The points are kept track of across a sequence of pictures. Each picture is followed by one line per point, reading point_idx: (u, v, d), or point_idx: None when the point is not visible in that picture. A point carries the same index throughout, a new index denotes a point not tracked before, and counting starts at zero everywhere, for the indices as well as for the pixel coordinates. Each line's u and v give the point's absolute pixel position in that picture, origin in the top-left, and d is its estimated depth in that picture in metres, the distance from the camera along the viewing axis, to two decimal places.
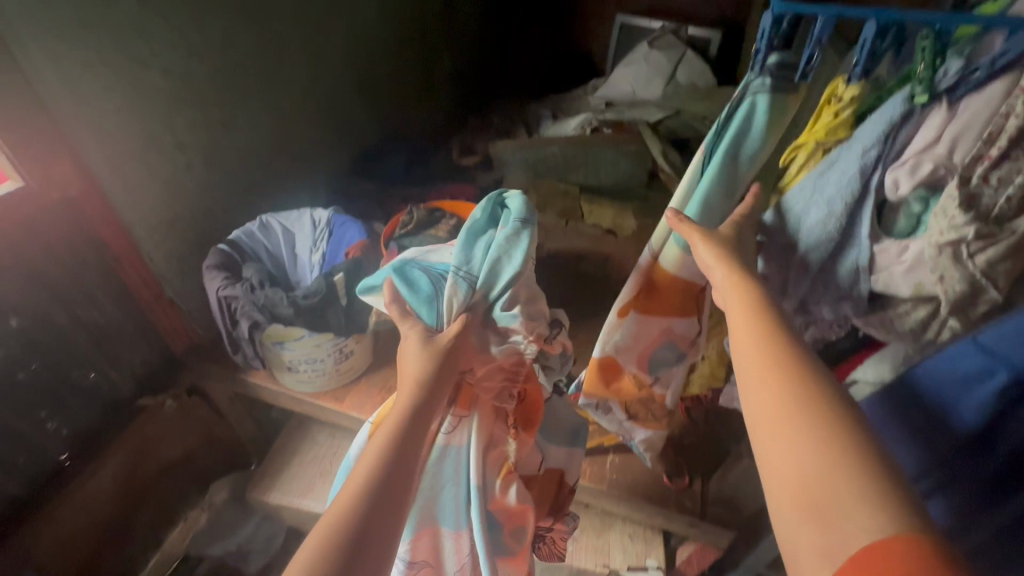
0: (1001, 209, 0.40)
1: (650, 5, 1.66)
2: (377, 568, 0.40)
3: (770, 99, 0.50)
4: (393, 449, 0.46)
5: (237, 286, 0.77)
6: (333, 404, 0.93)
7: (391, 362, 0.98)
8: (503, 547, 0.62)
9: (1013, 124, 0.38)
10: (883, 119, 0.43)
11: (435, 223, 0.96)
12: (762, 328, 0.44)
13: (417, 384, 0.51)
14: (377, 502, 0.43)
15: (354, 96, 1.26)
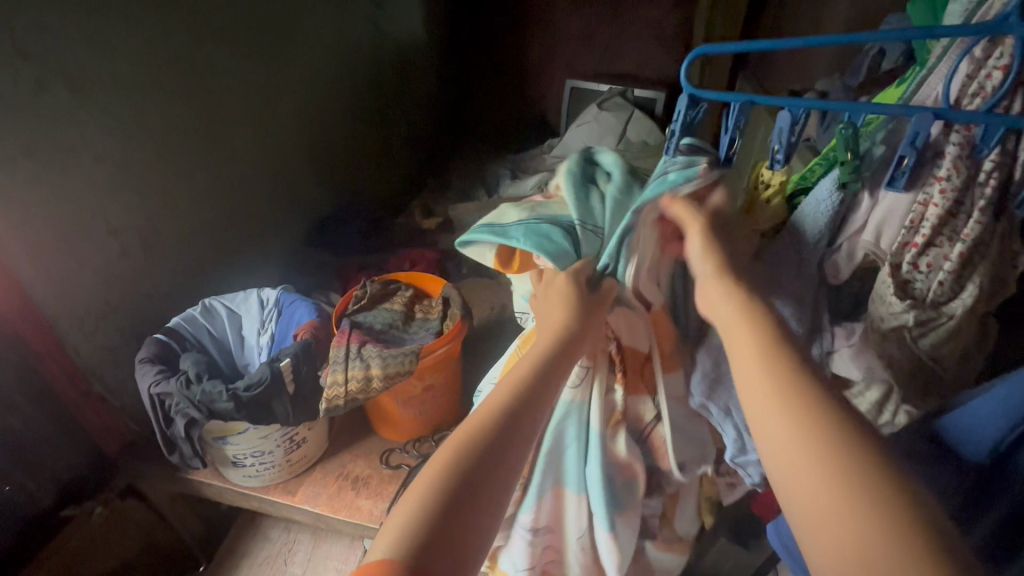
0: (935, 294, 0.41)
1: (596, 71, 1.76)
2: (501, 488, 0.40)
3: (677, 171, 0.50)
4: (527, 386, 0.45)
5: (172, 381, 0.72)
6: (284, 498, 0.85)
7: (348, 444, 0.93)
8: (619, 498, 0.57)
9: (932, 213, 0.39)
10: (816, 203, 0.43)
11: (390, 295, 0.94)
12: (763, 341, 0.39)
13: (563, 328, 0.48)
14: (503, 430, 0.42)
15: (307, 167, 1.26)
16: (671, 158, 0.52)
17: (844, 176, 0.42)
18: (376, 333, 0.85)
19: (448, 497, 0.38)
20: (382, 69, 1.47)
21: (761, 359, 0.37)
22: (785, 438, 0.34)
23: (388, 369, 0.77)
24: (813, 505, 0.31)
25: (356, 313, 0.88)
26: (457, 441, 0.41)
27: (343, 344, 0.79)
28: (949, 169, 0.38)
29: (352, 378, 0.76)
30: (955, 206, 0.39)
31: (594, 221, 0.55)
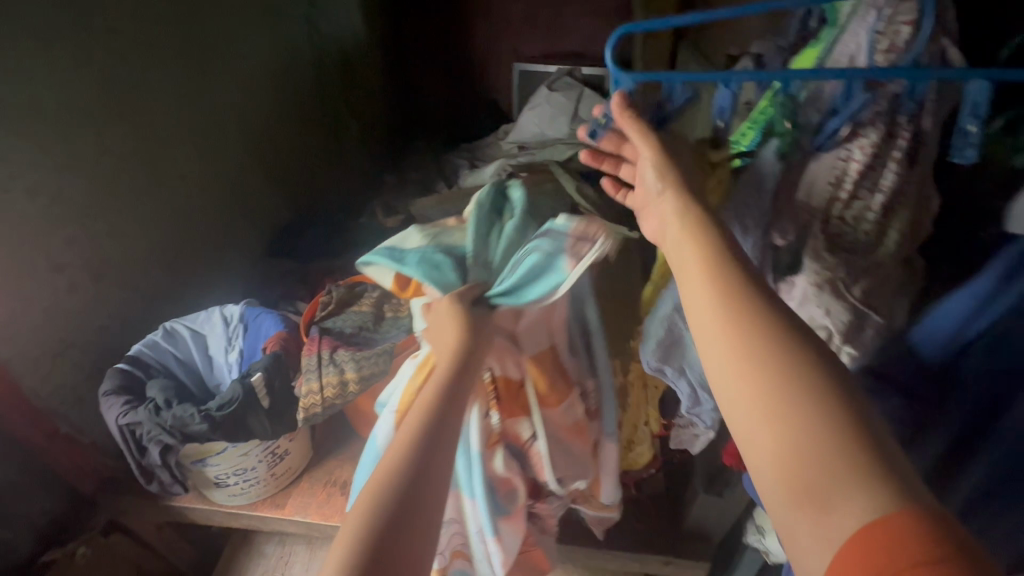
0: (862, 243, 0.44)
1: (542, 52, 1.76)
2: (439, 492, 0.43)
3: (540, 258, 0.56)
4: (440, 398, 0.48)
5: (140, 411, 0.70)
6: (274, 512, 0.85)
7: (334, 449, 0.92)
8: (500, 506, 0.63)
9: (854, 168, 0.42)
10: (757, 170, 0.46)
11: (358, 297, 0.92)
12: (706, 276, 0.40)
13: (455, 349, 0.52)
14: (428, 441, 0.45)
15: (259, 177, 1.23)
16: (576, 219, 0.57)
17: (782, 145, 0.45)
18: (347, 337, 0.85)
19: (371, 541, 0.38)
20: (325, 70, 1.43)
21: (717, 311, 0.38)
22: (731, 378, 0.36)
23: (363, 371, 0.77)
24: (761, 443, 0.33)
25: (324, 319, 0.87)
26: (374, 484, 0.42)
27: (314, 352, 0.78)
28: (869, 126, 0.42)
29: (327, 385, 0.76)
30: (883, 154, 0.42)
31: (485, 257, 0.61)
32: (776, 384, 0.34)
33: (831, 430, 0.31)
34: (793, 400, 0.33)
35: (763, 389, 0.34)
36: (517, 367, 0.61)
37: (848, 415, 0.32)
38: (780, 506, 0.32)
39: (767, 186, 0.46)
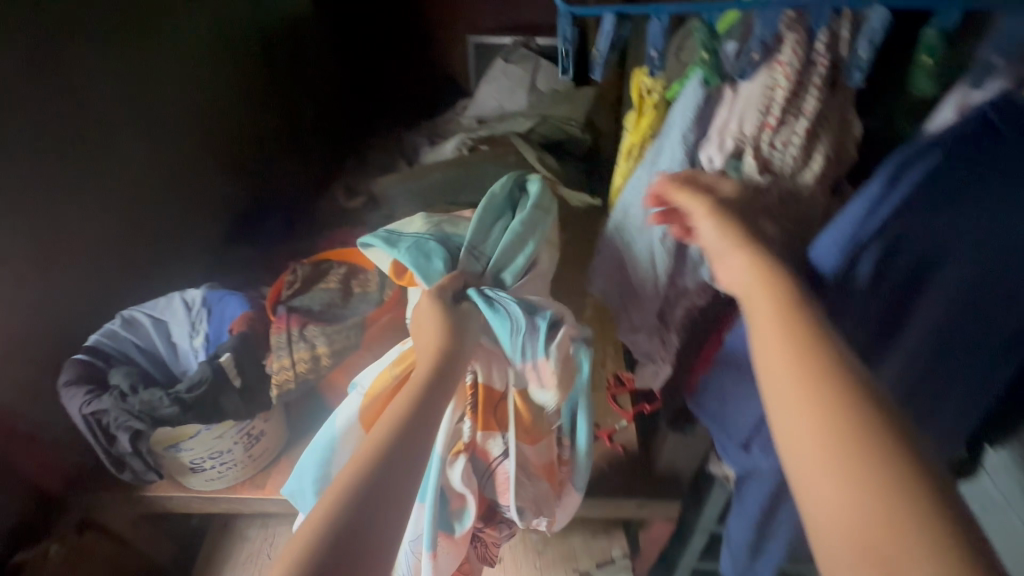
0: (792, 164, 0.47)
1: (497, 24, 1.73)
2: (397, 502, 0.45)
3: (501, 323, 0.59)
4: (411, 411, 0.51)
5: (105, 398, 0.69)
6: (254, 493, 0.85)
7: (311, 428, 0.92)
8: (445, 519, 0.65)
9: (781, 95, 0.46)
10: (689, 105, 0.52)
11: (324, 274, 0.92)
12: (785, 322, 0.40)
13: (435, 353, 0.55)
14: (392, 448, 0.48)
15: (212, 163, 1.18)
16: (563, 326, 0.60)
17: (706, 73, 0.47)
18: (316, 314, 0.84)
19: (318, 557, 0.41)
20: (273, 47, 1.37)
21: (802, 360, 0.38)
22: (797, 426, 0.36)
23: (335, 345, 0.77)
24: (819, 486, 0.34)
25: (291, 298, 0.86)
26: (329, 500, 0.44)
27: (282, 330, 0.77)
28: (790, 54, 0.45)
29: (299, 360, 0.76)
30: (802, 77, 0.45)
31: (482, 247, 0.67)
32: (844, 422, 0.35)
33: (896, 477, 0.32)
34: (861, 453, 0.33)
35: (830, 426, 0.35)
36: (501, 376, 0.62)
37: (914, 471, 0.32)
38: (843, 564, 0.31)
39: (688, 115, 0.52)
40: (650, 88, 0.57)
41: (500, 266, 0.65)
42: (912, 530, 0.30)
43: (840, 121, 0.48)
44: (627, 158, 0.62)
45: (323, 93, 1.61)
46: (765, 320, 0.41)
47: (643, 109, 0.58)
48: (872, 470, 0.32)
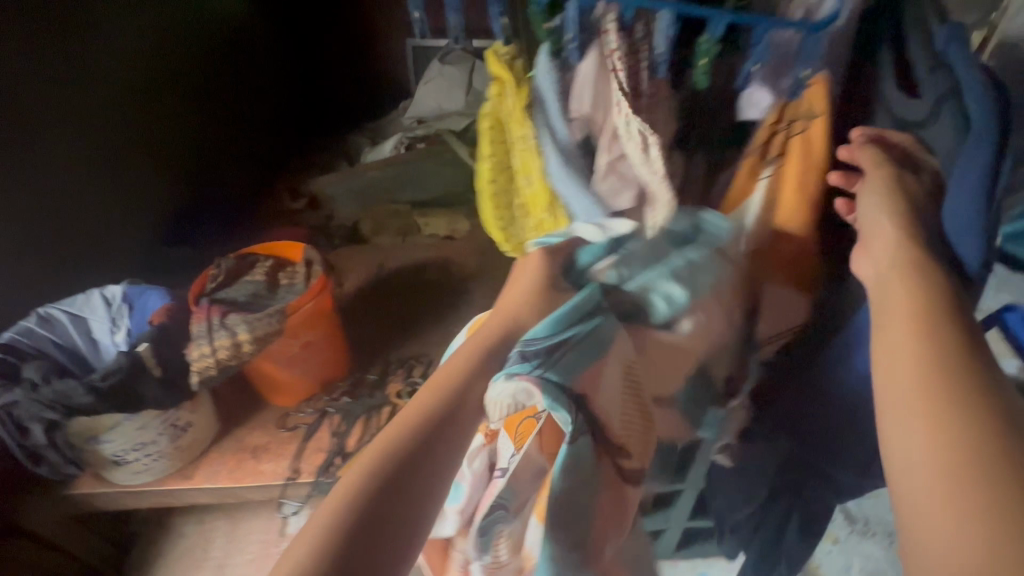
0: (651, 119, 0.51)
1: (435, 24, 1.77)
2: (418, 495, 0.45)
3: (561, 329, 0.52)
4: (448, 404, 0.50)
5: (16, 391, 0.71)
6: (183, 483, 0.86)
7: (242, 418, 0.94)
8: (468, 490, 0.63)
9: (619, 71, 0.50)
10: (550, 80, 0.53)
11: (249, 267, 0.93)
12: (929, 349, 0.42)
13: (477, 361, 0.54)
14: (425, 439, 0.48)
15: (154, 168, 1.15)
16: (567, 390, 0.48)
17: (552, 47, 0.53)
18: (240, 304, 0.86)
19: (358, 523, 0.41)
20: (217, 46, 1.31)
21: (939, 384, 0.40)
22: (918, 441, 0.39)
23: (256, 332, 0.80)
24: (926, 484, 0.37)
25: (215, 291, 0.88)
26: (357, 477, 0.44)
27: (203, 319, 0.79)
28: (616, 40, 0.50)
29: (220, 348, 0.78)
30: (632, 53, 0.50)
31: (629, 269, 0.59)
32: (961, 433, 0.37)
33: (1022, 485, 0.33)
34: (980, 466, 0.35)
35: (940, 436, 0.38)
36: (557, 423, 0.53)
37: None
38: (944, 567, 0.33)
39: (552, 85, 0.54)
40: (508, 55, 0.56)
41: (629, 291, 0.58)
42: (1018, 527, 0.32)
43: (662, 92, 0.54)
44: (494, 142, 0.62)
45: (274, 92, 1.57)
46: (886, 341, 0.45)
47: (502, 77, 0.57)
48: (972, 462, 0.35)
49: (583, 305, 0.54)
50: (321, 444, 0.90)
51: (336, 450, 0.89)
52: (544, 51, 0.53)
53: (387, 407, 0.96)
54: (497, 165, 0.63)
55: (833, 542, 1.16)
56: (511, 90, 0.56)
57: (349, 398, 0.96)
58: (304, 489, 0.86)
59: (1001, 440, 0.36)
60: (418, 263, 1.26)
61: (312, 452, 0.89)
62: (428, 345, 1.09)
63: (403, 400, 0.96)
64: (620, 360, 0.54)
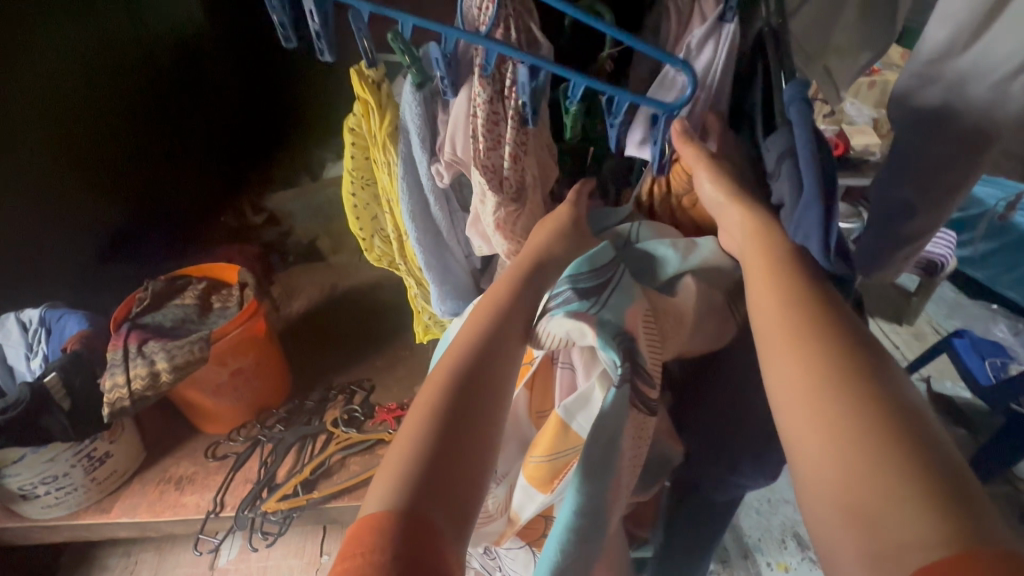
0: (523, 180, 0.47)
1: None
2: (481, 445, 0.38)
3: (594, 267, 0.45)
4: (485, 341, 0.42)
5: None
6: (97, 517, 0.82)
7: (170, 448, 0.91)
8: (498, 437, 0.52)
9: (479, 121, 0.44)
10: (410, 108, 0.49)
11: (179, 291, 0.90)
12: (770, 282, 0.39)
13: (494, 304, 0.44)
14: (467, 385, 0.40)
15: (123, 162, 1.00)
16: (620, 337, 0.42)
17: (416, 79, 0.47)
18: (165, 330, 0.84)
19: (422, 466, 0.35)
20: (202, 95, 1.11)
21: (791, 317, 0.37)
22: (794, 384, 0.34)
23: (175, 361, 0.77)
24: (812, 441, 0.32)
25: (140, 316, 0.85)
26: (409, 439, 0.37)
27: (118, 347, 0.77)
28: (484, 88, 0.43)
29: (136, 377, 0.75)
30: (498, 95, 0.43)
31: (648, 237, 0.49)
32: (836, 379, 0.33)
33: (904, 436, 0.29)
34: (853, 402, 0.32)
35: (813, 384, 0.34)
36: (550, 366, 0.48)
37: (905, 432, 0.30)
38: (830, 520, 0.29)
39: (414, 118, 0.49)
40: (374, 79, 0.48)
41: (650, 265, 0.48)
42: (903, 482, 0.27)
43: (540, 146, 0.47)
44: (358, 159, 0.56)
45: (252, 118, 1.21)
46: (756, 290, 0.40)
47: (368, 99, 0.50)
48: (850, 416, 0.31)
49: (607, 252, 0.46)
50: (249, 475, 0.87)
51: (263, 482, 0.84)
52: (408, 81, 0.48)
53: (323, 435, 0.92)
54: (363, 183, 0.58)
55: (784, 570, 1.14)
56: (375, 118, 0.50)
57: (283, 427, 0.92)
58: (226, 523, 0.83)
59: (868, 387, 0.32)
60: (371, 284, 1.23)
61: (239, 483, 0.86)
62: (375, 369, 1.06)
63: (339, 429, 0.92)
64: (647, 318, 0.44)
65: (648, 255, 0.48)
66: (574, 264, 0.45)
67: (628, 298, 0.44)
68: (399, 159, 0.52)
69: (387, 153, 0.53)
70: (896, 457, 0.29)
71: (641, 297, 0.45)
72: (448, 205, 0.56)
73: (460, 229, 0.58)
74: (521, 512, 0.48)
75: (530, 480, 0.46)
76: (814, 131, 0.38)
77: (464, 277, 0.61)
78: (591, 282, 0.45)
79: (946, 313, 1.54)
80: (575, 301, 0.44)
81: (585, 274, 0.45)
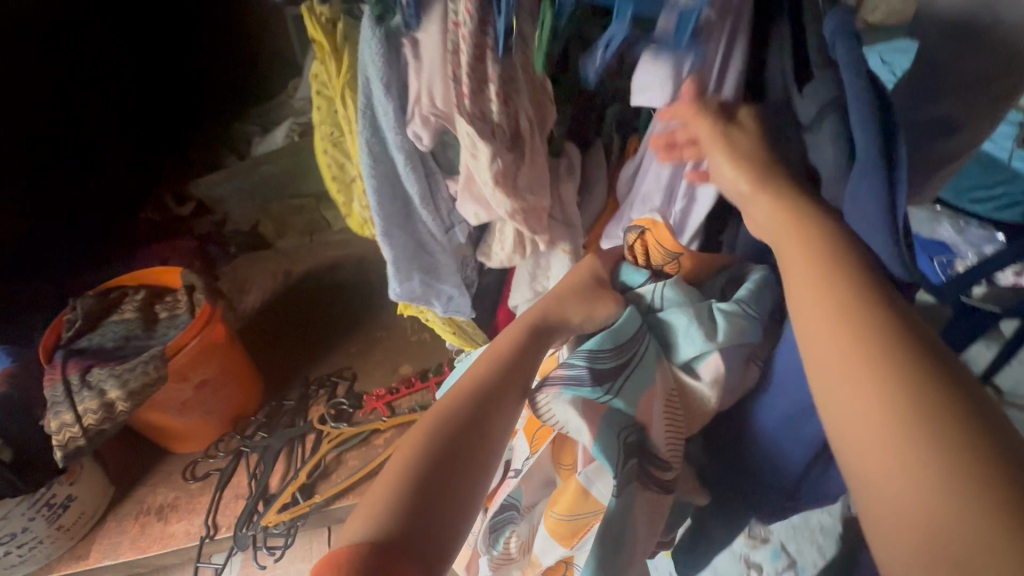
0: (524, 122, 0.40)
1: None
2: (470, 491, 0.34)
3: (612, 345, 0.40)
4: (488, 384, 0.39)
5: None
6: (73, 566, 0.75)
7: (141, 478, 0.82)
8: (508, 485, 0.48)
9: (465, 54, 0.36)
10: (371, 59, 0.40)
11: (116, 306, 0.79)
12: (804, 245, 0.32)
13: (498, 350, 0.41)
14: (463, 426, 0.36)
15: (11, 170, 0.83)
16: (627, 429, 0.38)
17: (376, 11, 0.38)
18: (108, 353, 0.73)
19: (406, 503, 0.32)
20: (92, 66, 0.91)
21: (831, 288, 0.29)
22: (843, 367, 0.27)
23: (129, 386, 0.67)
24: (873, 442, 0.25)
25: (74, 340, 0.74)
26: (395, 473, 0.33)
27: (57, 381, 0.67)
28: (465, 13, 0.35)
29: (87, 413, 0.66)
30: (485, 27, 0.36)
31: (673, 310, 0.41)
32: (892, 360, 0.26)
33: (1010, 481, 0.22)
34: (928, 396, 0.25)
35: (879, 382, 0.26)
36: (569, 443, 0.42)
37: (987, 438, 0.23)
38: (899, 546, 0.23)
39: (378, 71, 0.40)
40: (327, 18, 0.42)
41: (674, 343, 0.41)
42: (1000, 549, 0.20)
43: (533, 85, 0.40)
44: (325, 115, 0.49)
45: (150, 93, 1.01)
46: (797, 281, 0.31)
47: (321, 43, 0.43)
48: (930, 427, 0.24)
49: (625, 326, 0.41)
50: (240, 491, 0.81)
51: (257, 495, 0.79)
52: (365, 16, 0.39)
53: (311, 434, 0.86)
54: (332, 141, 0.51)
55: None
56: (331, 67, 0.44)
57: (266, 433, 0.85)
58: (224, 545, 0.78)
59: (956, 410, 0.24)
60: (328, 265, 1.13)
61: (231, 501, 0.80)
62: (352, 356, 1.00)
63: (328, 425, 0.86)
64: (663, 402, 0.40)
65: (671, 330, 0.41)
66: (596, 337, 0.40)
67: (644, 382, 0.40)
68: (367, 117, 0.43)
69: (348, 108, 0.45)
70: (989, 501, 0.21)
71: (658, 372, 0.40)
72: (427, 173, 0.48)
73: (439, 197, 0.49)
74: (542, 558, 0.43)
75: (551, 533, 0.41)
76: (864, 72, 0.27)
77: (445, 255, 0.53)
78: (610, 365, 0.40)
79: None
80: (582, 396, 0.38)
81: (602, 354, 0.40)
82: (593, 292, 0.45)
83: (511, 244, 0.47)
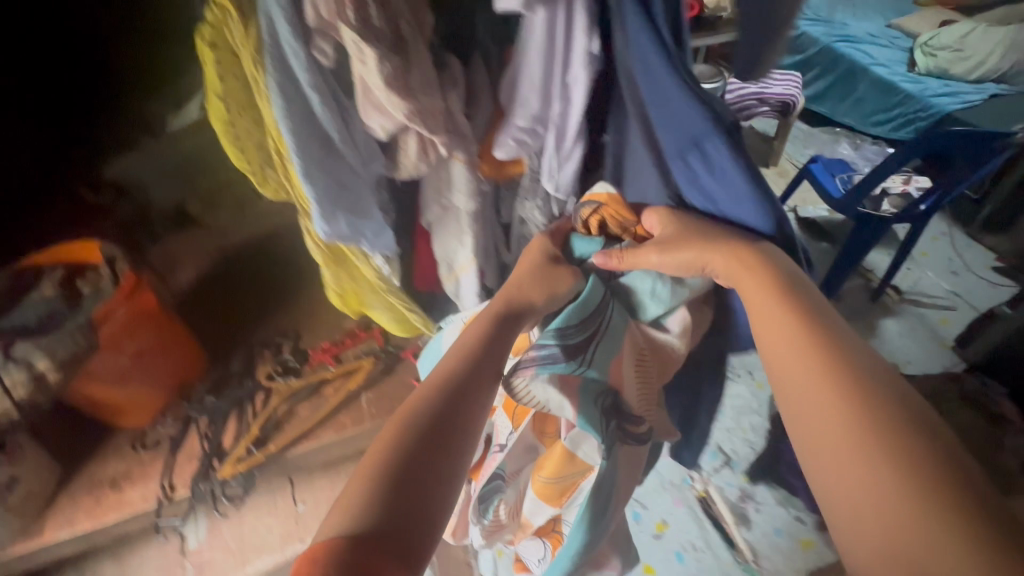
0: (404, 27, 0.41)
1: None
2: (442, 480, 0.38)
3: (578, 325, 0.50)
4: (458, 385, 0.44)
5: None
6: (29, 543, 0.75)
7: (88, 453, 0.82)
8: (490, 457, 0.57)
9: None
10: None
11: (32, 284, 0.75)
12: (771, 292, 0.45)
13: (465, 348, 0.47)
14: (434, 423, 0.40)
15: None
16: (601, 395, 0.51)
17: None
18: None
19: (383, 495, 0.35)
20: None
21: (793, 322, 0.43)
22: (796, 381, 0.41)
23: (58, 356, 0.68)
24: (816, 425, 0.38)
25: None
26: (372, 469, 0.37)
27: None
28: None
29: (17, 384, 0.66)
30: None
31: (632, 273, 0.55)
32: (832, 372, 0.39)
33: (926, 463, 0.34)
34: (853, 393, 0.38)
35: (822, 383, 0.39)
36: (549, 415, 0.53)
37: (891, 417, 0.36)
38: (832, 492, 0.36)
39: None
40: None
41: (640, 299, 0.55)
42: (897, 496, 0.33)
43: None
44: (229, 70, 0.45)
45: None
46: (767, 327, 0.44)
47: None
48: (854, 412, 0.37)
49: (588, 302, 0.51)
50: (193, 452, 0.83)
51: (210, 454, 0.82)
52: None
53: (260, 393, 0.88)
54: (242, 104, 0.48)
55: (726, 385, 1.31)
56: (234, 22, 0.41)
57: (214, 397, 0.87)
58: (184, 503, 0.80)
59: (891, 412, 0.37)
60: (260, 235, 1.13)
61: (184, 462, 0.82)
62: (295, 317, 1.01)
63: (276, 381, 0.88)
64: (629, 366, 0.53)
65: (639, 289, 0.55)
66: (565, 316, 0.50)
67: (608, 354, 0.51)
68: (268, 49, 0.41)
69: (251, 51, 0.42)
70: (887, 459, 0.34)
71: (617, 344, 0.52)
72: (338, 103, 0.46)
73: (353, 127, 0.48)
74: (533, 518, 0.54)
75: (540, 495, 0.53)
76: None
77: (364, 192, 0.52)
78: (578, 338, 0.50)
79: (801, 146, 1.79)
80: (556, 371, 0.48)
81: (571, 332, 0.50)
82: (546, 270, 0.53)
83: (415, 151, 0.49)
